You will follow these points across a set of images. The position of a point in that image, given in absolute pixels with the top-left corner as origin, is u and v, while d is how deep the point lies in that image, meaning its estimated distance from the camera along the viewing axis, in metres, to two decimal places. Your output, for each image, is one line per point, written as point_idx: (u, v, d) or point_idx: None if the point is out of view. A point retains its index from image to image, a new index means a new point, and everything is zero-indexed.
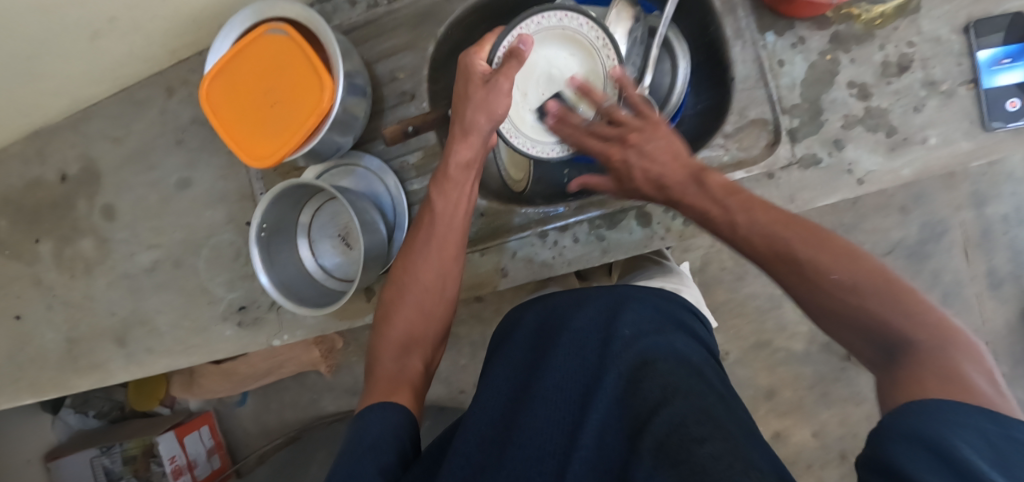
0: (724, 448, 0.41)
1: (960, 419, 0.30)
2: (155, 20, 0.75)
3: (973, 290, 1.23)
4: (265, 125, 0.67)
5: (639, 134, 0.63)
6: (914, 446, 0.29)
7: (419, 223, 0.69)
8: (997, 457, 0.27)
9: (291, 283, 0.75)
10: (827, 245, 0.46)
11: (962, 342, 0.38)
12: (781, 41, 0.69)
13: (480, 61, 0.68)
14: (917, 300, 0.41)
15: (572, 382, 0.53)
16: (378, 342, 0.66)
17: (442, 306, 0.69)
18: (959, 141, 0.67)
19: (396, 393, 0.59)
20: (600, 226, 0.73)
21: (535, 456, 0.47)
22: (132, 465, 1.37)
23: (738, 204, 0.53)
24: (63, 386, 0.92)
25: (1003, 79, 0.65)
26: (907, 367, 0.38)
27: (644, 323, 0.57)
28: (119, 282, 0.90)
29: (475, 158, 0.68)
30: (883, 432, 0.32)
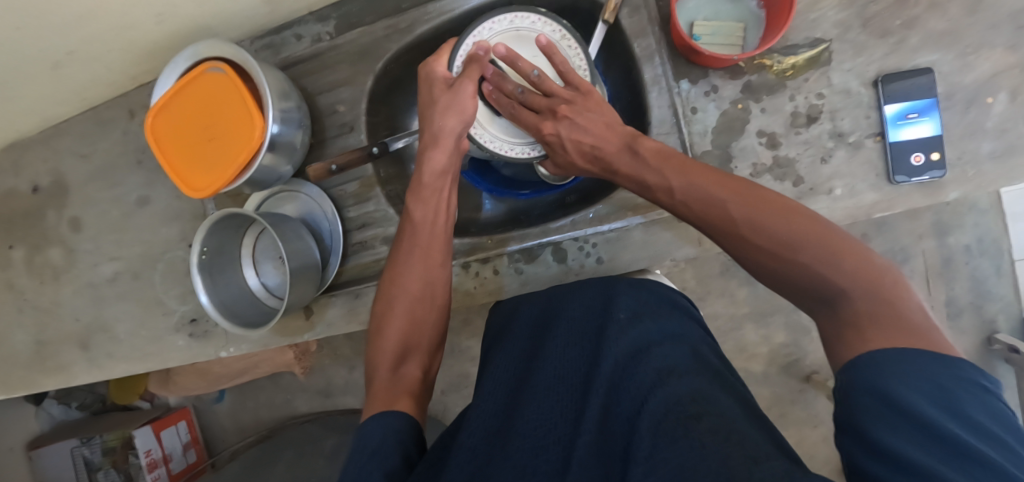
0: (719, 420, 0.44)
1: (912, 367, 0.37)
2: (113, 52, 0.80)
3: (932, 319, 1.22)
4: (203, 159, 0.72)
5: (571, 107, 0.68)
6: (875, 402, 0.36)
7: (399, 232, 0.71)
8: (933, 396, 0.35)
9: (231, 302, 0.79)
10: (761, 203, 0.51)
11: (881, 282, 0.44)
12: (695, 88, 0.71)
13: (439, 67, 0.70)
14: (842, 245, 0.47)
15: (571, 369, 0.59)
16: (374, 353, 0.67)
17: (432, 311, 0.71)
18: (864, 193, 0.69)
19: (397, 401, 0.61)
20: (519, 260, 0.77)
21: (538, 443, 0.50)
22: (111, 455, 1.45)
23: (674, 168, 0.58)
24: (32, 385, 0.99)
25: (909, 132, 0.67)
26: (840, 316, 0.45)
27: (638, 307, 0.64)
28: (84, 291, 0.96)
29: (450, 164, 0.72)
30: (846, 390, 0.39)
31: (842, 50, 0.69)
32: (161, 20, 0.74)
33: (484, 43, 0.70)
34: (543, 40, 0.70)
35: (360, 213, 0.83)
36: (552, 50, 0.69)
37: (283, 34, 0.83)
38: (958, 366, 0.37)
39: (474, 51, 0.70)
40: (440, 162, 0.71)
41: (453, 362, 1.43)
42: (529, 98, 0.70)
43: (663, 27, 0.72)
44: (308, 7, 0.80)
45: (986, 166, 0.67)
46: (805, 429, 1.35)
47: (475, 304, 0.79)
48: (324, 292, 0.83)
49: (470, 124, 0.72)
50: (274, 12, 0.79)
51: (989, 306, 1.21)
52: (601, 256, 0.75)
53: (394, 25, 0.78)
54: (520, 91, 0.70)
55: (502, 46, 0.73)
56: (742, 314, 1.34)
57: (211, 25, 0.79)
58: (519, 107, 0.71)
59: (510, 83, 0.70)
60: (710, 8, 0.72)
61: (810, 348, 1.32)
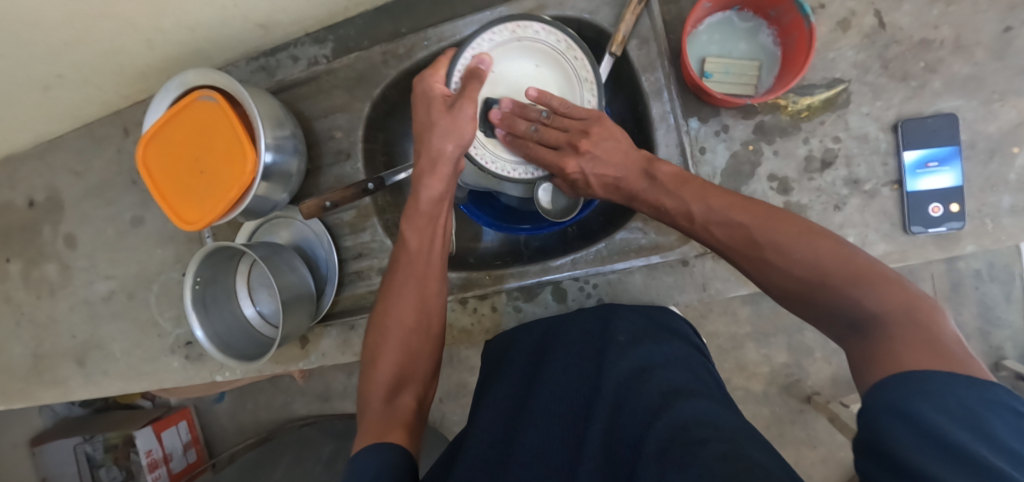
0: (725, 448, 0.42)
1: (934, 380, 0.35)
2: (104, 74, 0.78)
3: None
4: (195, 191, 0.70)
5: (590, 138, 0.66)
6: (902, 424, 0.33)
7: (396, 259, 0.69)
8: (953, 415, 0.32)
9: (225, 333, 0.76)
10: (782, 224, 0.53)
11: (915, 304, 0.42)
12: (704, 128, 0.68)
13: (437, 84, 0.67)
14: (870, 269, 0.46)
15: (570, 394, 0.58)
16: (366, 385, 0.66)
17: (428, 342, 0.69)
18: (876, 244, 0.66)
19: (389, 433, 0.59)
20: (517, 298, 0.75)
21: (541, 471, 0.51)
22: (112, 453, 1.49)
23: (692, 193, 0.61)
24: (29, 398, 0.99)
25: (928, 182, 0.64)
26: (870, 334, 0.43)
27: (638, 330, 0.63)
28: (79, 307, 0.96)
29: (445, 192, 0.68)
30: (868, 414, 0.36)
31: (860, 92, 0.66)
32: (151, 45, 0.73)
33: (485, 58, 0.67)
34: (534, 91, 0.68)
35: (357, 242, 0.81)
36: (546, 96, 0.68)
37: (278, 56, 0.81)
38: (993, 390, 0.34)
39: (474, 65, 0.67)
40: (434, 191, 0.67)
41: (451, 372, 1.43)
42: (545, 134, 0.68)
43: (672, 63, 0.69)
44: (305, 28, 0.79)
45: (1005, 219, 0.64)
46: (804, 450, 1.33)
47: (470, 341, 0.77)
48: (320, 322, 0.82)
49: (469, 146, 0.67)
50: (268, 34, 0.78)
51: (997, 333, 1.18)
52: (601, 297, 0.73)
53: (392, 50, 0.77)
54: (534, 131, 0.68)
55: (503, 57, 0.71)
56: (744, 334, 1.33)
57: (204, 48, 0.78)
58: (535, 148, 0.69)
59: (522, 125, 0.68)
60: (722, 43, 0.68)
61: (812, 370, 1.31)
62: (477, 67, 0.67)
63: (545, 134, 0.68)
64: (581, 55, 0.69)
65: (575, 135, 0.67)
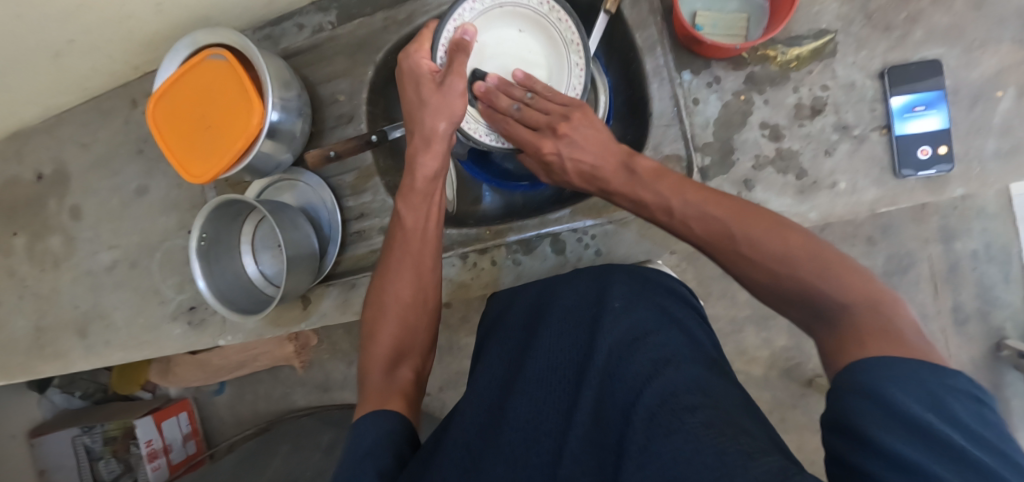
0: (713, 414, 0.44)
1: (900, 367, 0.35)
2: (114, 40, 0.81)
3: (937, 323, 1.20)
4: (201, 146, 0.72)
5: (567, 123, 0.67)
6: (873, 406, 0.34)
7: (391, 239, 0.70)
8: (922, 400, 0.33)
9: (228, 290, 0.79)
10: (752, 219, 0.52)
11: (879, 298, 0.43)
12: (697, 80, 0.70)
13: (423, 59, 0.69)
14: (835, 262, 0.47)
15: (564, 359, 0.58)
16: (365, 358, 0.67)
17: (424, 316, 0.70)
18: (867, 189, 0.67)
19: (389, 401, 0.62)
20: (517, 251, 0.76)
21: (532, 435, 0.51)
22: (112, 444, 1.46)
23: (669, 188, 0.59)
24: (30, 371, 0.99)
25: (914, 125, 0.66)
26: (836, 327, 0.44)
27: (634, 295, 0.61)
28: (82, 278, 0.96)
29: (440, 168, 0.70)
30: (837, 391, 0.37)
31: (845, 43, 0.68)
32: (160, 10, 0.76)
33: (468, 28, 0.70)
34: (519, 73, 0.72)
35: (358, 203, 0.82)
36: (531, 80, 0.71)
37: (283, 26, 0.84)
38: (955, 377, 0.35)
39: (459, 36, 0.69)
40: (430, 165, 0.69)
41: (451, 358, 1.43)
42: (525, 115, 0.70)
43: (664, 19, 0.71)
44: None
45: (991, 165, 0.66)
46: (806, 434, 1.32)
47: (472, 296, 0.78)
48: (321, 282, 0.83)
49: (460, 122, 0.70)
50: (273, 1, 0.80)
51: (996, 312, 1.18)
52: (600, 248, 0.74)
53: (393, 16, 0.79)
54: (516, 109, 0.71)
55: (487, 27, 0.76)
56: (744, 317, 1.32)
57: (210, 15, 0.80)
58: (514, 125, 0.71)
59: (504, 102, 0.71)
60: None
61: (812, 352, 1.30)
62: (461, 38, 0.69)
63: (526, 113, 0.70)
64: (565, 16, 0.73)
65: (556, 118, 0.69)
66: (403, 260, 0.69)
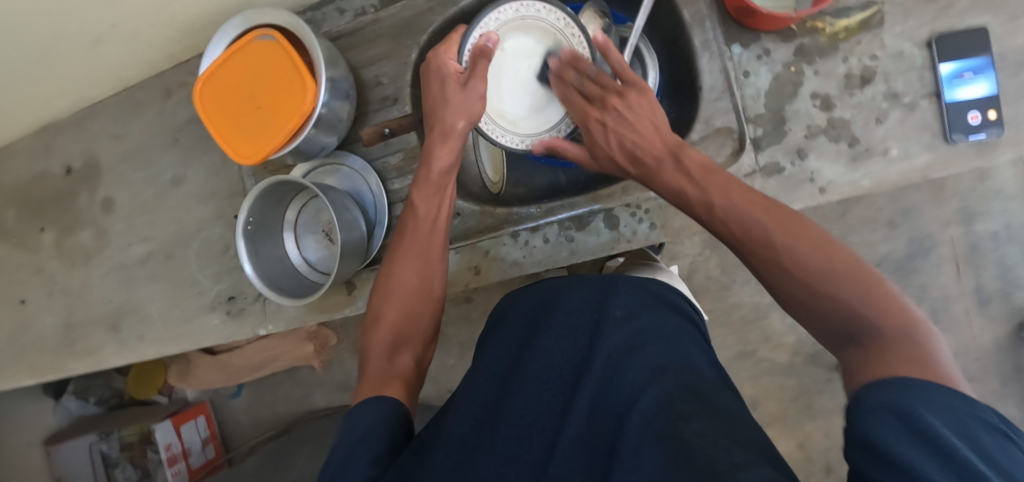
0: (709, 424, 0.44)
1: (930, 392, 0.32)
2: (155, 26, 0.80)
3: (961, 305, 1.18)
4: (250, 127, 0.72)
5: (620, 99, 0.66)
6: (893, 422, 0.31)
7: (402, 224, 0.70)
8: (953, 427, 0.30)
9: (275, 276, 0.79)
10: (794, 229, 0.48)
11: (911, 320, 0.41)
12: (747, 53, 0.71)
13: (450, 61, 0.71)
14: (879, 286, 0.43)
15: (561, 361, 0.56)
16: (366, 341, 0.65)
17: (428, 305, 0.68)
18: (918, 155, 0.68)
19: (387, 387, 0.59)
20: (570, 227, 0.75)
21: (525, 432, 0.50)
22: (128, 451, 1.41)
23: (713, 185, 0.56)
24: (60, 370, 0.97)
25: (965, 91, 0.66)
26: (866, 348, 0.41)
27: (635, 306, 0.60)
28: (115, 272, 0.95)
29: (453, 163, 0.72)
30: (863, 406, 0.34)
31: (892, 13, 0.69)
32: None
33: (492, 35, 0.70)
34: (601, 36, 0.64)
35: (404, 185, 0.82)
36: (609, 47, 0.64)
37: (324, 10, 0.84)
38: (982, 409, 0.32)
39: (483, 43, 0.69)
40: (443, 158, 0.71)
41: None
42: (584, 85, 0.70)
43: None
44: None
45: None
46: None
47: (523, 274, 0.77)
48: (367, 266, 0.82)
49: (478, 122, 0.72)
50: None
51: (1018, 293, 1.16)
52: (653, 222, 0.73)
53: None
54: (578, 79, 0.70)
55: (510, 36, 0.74)
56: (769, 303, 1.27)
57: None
58: (572, 93, 0.71)
59: (572, 69, 0.70)
60: None
61: None
62: (483, 45, 0.69)
63: (587, 84, 0.70)
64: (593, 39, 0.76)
65: (609, 92, 0.67)
66: (411, 245, 0.70)
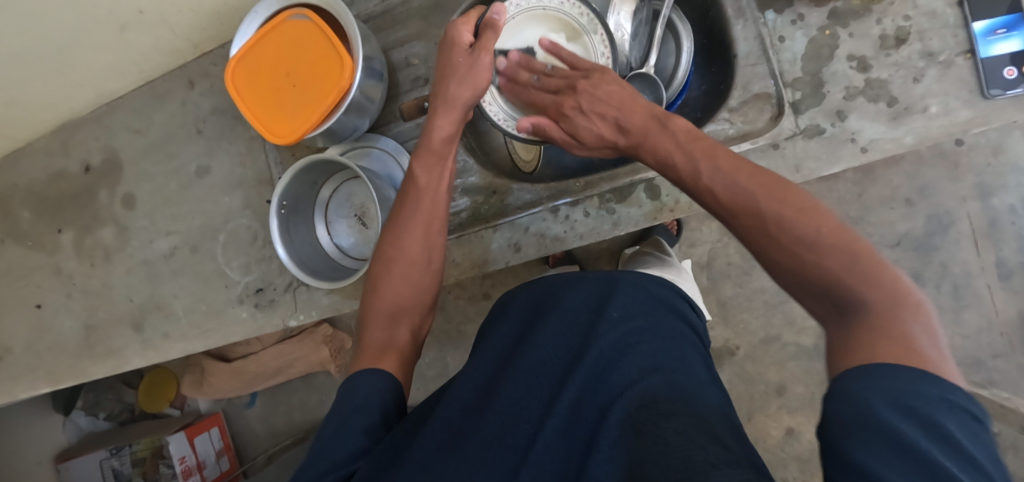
0: (689, 423, 0.43)
1: (893, 378, 0.31)
2: (182, 11, 0.79)
3: (983, 280, 1.17)
4: (286, 106, 0.71)
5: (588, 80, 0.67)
6: (851, 412, 0.31)
7: (403, 196, 0.68)
8: (914, 418, 0.29)
9: (310, 260, 0.78)
10: (790, 200, 0.45)
11: (906, 299, 0.38)
12: (781, 18, 0.72)
13: (466, 32, 0.69)
14: (880, 265, 0.40)
15: (557, 355, 0.53)
16: (366, 312, 0.64)
17: (428, 276, 0.67)
18: (958, 111, 0.68)
19: (383, 359, 0.59)
20: (610, 200, 0.74)
21: (510, 418, 0.48)
22: (140, 466, 1.35)
23: (701, 150, 0.53)
24: (79, 374, 0.93)
25: (1002, 46, 0.68)
26: (849, 323, 0.38)
27: (635, 307, 0.57)
28: (138, 269, 0.92)
29: (454, 133, 0.70)
30: (830, 401, 0.33)
31: None
32: None
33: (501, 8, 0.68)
34: (547, 41, 0.74)
35: None
36: (557, 48, 0.73)
37: None
38: (952, 392, 0.31)
39: (490, 16, 0.68)
40: (442, 128, 0.69)
41: None
42: (545, 82, 0.72)
43: None
44: None
45: None
46: None
47: (565, 250, 0.76)
48: None
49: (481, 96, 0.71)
50: None
51: None
52: None
53: None
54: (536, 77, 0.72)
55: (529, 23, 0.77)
56: None
57: None
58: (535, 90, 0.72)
59: (527, 72, 0.73)
60: None
61: None
62: (492, 17, 0.68)
63: (546, 81, 0.72)
64: (629, 8, 0.76)
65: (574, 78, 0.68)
66: (415, 217, 0.67)
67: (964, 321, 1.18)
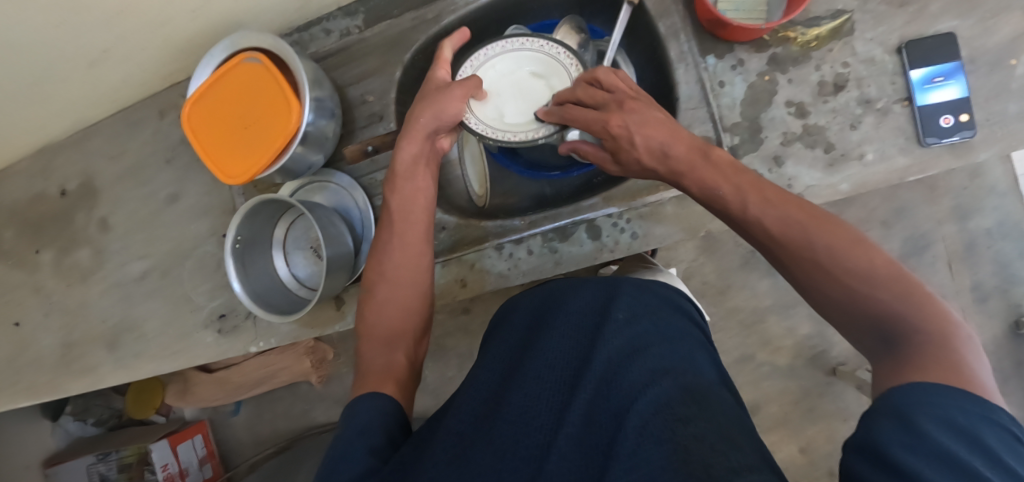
0: (709, 429, 0.41)
1: (946, 401, 0.33)
2: (148, 50, 0.82)
3: (958, 304, 1.16)
4: (239, 146, 0.74)
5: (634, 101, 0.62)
6: (899, 431, 0.31)
7: (379, 223, 0.72)
8: (960, 438, 0.30)
9: (265, 292, 0.80)
10: (831, 228, 0.47)
11: (957, 330, 0.40)
12: (721, 63, 0.73)
13: (439, 70, 0.73)
14: (925, 295, 0.42)
15: (561, 360, 0.53)
16: (363, 336, 0.67)
17: (417, 297, 0.69)
18: (895, 157, 0.69)
19: (385, 383, 0.59)
20: (553, 239, 0.76)
21: (521, 428, 0.46)
22: (127, 472, 1.41)
23: (748, 183, 0.54)
24: (56, 390, 0.97)
25: (937, 95, 0.67)
26: (899, 350, 0.40)
27: (639, 308, 0.58)
28: (112, 290, 0.96)
29: (425, 152, 0.72)
30: (877, 414, 0.34)
31: (863, 21, 0.70)
32: (196, 15, 0.77)
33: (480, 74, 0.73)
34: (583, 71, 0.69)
35: None
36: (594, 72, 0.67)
37: (311, 31, 0.86)
38: (994, 410, 0.33)
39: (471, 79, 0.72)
40: (413, 153, 0.72)
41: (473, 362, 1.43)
42: (584, 95, 0.66)
43: (686, 7, 0.74)
44: (337, 2, 0.83)
45: (1014, 126, 0.68)
46: (836, 423, 1.24)
47: (508, 286, 0.78)
48: (356, 281, 0.84)
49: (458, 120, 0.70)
50: (305, 7, 0.82)
51: (1016, 288, 1.15)
52: (635, 232, 0.74)
53: (422, 16, 0.81)
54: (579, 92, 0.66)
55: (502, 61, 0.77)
56: (766, 306, 1.26)
57: (240, 20, 0.82)
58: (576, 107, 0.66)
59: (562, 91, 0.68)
60: None
61: (836, 339, 1.24)
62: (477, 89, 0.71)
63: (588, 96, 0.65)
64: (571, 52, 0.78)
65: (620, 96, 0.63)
66: (394, 240, 0.70)
67: None
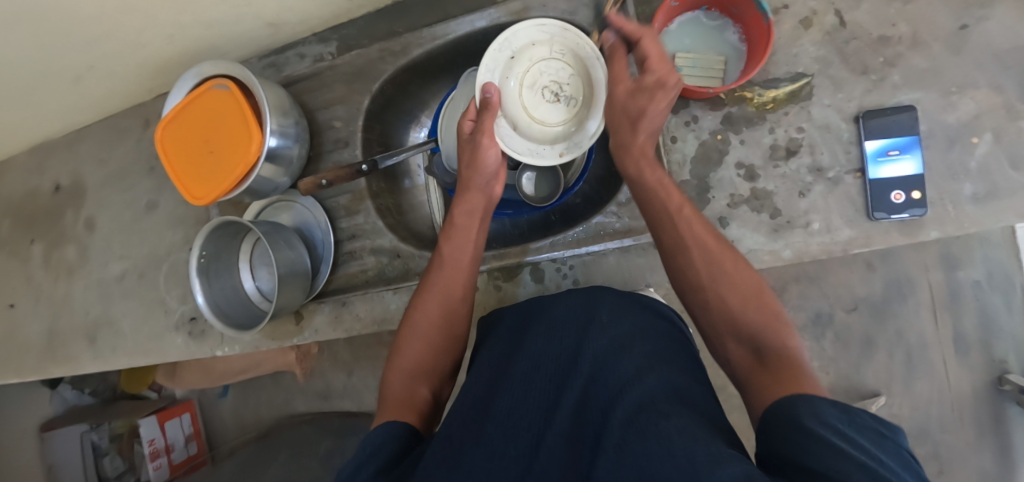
0: (690, 423, 0.40)
1: (821, 404, 0.37)
2: (131, 67, 0.86)
3: (938, 354, 1.09)
4: (205, 169, 0.77)
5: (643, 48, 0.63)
6: (802, 437, 0.34)
7: (426, 266, 0.69)
8: (846, 433, 0.34)
9: (226, 304, 0.84)
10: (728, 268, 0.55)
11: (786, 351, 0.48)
12: (675, 119, 0.73)
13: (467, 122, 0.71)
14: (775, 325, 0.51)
15: (548, 361, 0.54)
16: (389, 370, 0.64)
17: (450, 339, 0.66)
18: (840, 229, 0.68)
19: (406, 412, 0.58)
20: (497, 277, 0.79)
21: (511, 429, 0.48)
22: (117, 442, 1.52)
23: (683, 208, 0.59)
24: (41, 372, 1.04)
25: (888, 170, 0.66)
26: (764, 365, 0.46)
27: (619, 310, 0.57)
28: (94, 286, 1.02)
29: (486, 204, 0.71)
30: (786, 421, 0.38)
31: (822, 85, 0.69)
32: (172, 40, 0.80)
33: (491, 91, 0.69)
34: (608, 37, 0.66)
35: (351, 224, 0.87)
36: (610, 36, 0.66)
37: (286, 54, 0.88)
38: (858, 414, 0.37)
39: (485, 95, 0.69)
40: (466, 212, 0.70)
41: None
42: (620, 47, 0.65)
43: None
44: (311, 28, 0.85)
45: (969, 207, 0.65)
46: None
47: None
48: (314, 298, 0.87)
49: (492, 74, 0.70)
50: (278, 33, 0.84)
51: (1000, 344, 1.07)
52: (577, 278, 0.76)
53: (389, 47, 0.81)
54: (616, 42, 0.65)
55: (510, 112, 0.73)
56: None
57: (218, 44, 0.85)
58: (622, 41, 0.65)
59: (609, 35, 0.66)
60: (692, 43, 0.73)
61: None
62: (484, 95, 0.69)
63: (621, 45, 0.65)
64: None
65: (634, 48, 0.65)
66: (435, 283, 0.68)
67: (913, 393, 1.10)
